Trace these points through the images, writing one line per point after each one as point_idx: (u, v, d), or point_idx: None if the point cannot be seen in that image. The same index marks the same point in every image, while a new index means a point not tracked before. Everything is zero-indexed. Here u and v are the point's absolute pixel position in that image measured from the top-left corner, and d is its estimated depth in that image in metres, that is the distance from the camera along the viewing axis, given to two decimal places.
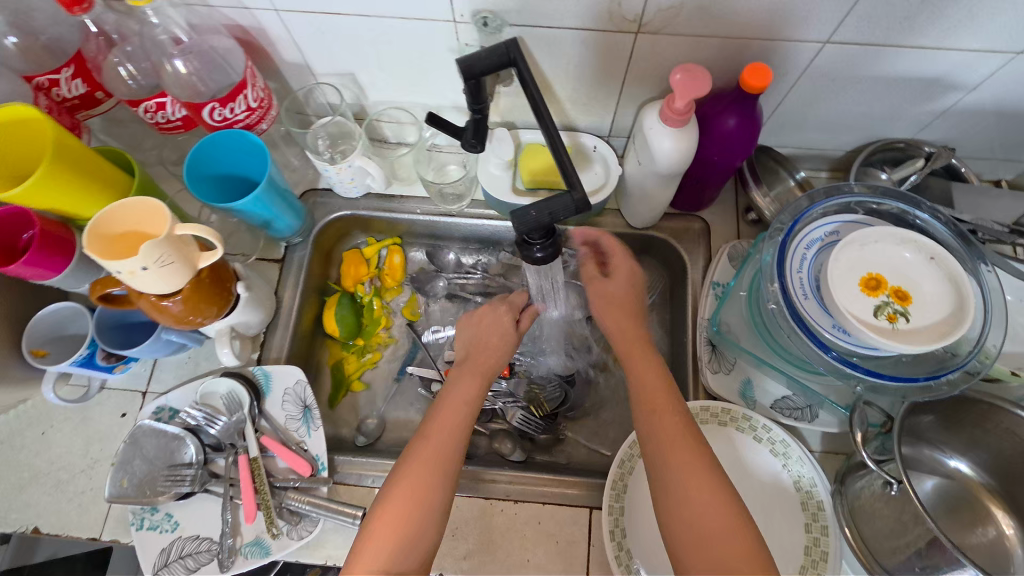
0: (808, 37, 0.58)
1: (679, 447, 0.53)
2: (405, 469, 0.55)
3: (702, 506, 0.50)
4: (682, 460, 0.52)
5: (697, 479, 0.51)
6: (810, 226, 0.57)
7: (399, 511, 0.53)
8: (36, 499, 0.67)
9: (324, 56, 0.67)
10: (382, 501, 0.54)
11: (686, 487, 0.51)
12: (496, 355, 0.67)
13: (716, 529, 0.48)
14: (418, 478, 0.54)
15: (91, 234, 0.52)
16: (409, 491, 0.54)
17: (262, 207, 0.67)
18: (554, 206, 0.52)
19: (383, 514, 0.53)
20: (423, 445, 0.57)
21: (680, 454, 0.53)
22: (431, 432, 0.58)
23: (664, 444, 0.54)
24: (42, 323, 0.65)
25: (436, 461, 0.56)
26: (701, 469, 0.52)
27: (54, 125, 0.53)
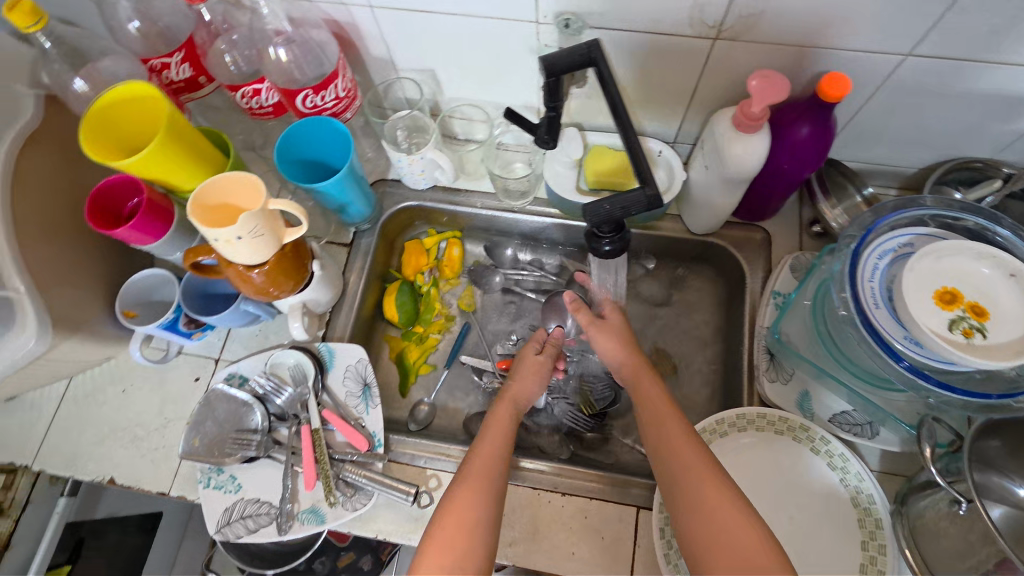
0: (890, 48, 0.58)
1: (691, 472, 0.53)
2: (465, 474, 0.57)
3: (724, 529, 0.49)
4: (699, 485, 0.52)
5: (718, 501, 0.51)
6: (884, 235, 0.57)
7: (461, 509, 0.54)
8: (114, 452, 0.72)
9: (408, 52, 0.71)
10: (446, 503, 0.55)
11: (708, 514, 0.51)
12: (532, 379, 0.69)
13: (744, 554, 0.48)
14: (472, 488, 0.55)
15: (193, 204, 0.56)
16: (470, 494, 0.55)
17: (340, 192, 0.71)
18: (627, 201, 0.54)
19: (448, 514, 0.54)
20: (478, 453, 0.59)
21: (695, 478, 0.53)
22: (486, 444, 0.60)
23: (679, 471, 0.54)
24: (133, 287, 0.69)
25: (488, 467, 0.57)
26: (719, 491, 0.52)
27: (169, 104, 0.57)
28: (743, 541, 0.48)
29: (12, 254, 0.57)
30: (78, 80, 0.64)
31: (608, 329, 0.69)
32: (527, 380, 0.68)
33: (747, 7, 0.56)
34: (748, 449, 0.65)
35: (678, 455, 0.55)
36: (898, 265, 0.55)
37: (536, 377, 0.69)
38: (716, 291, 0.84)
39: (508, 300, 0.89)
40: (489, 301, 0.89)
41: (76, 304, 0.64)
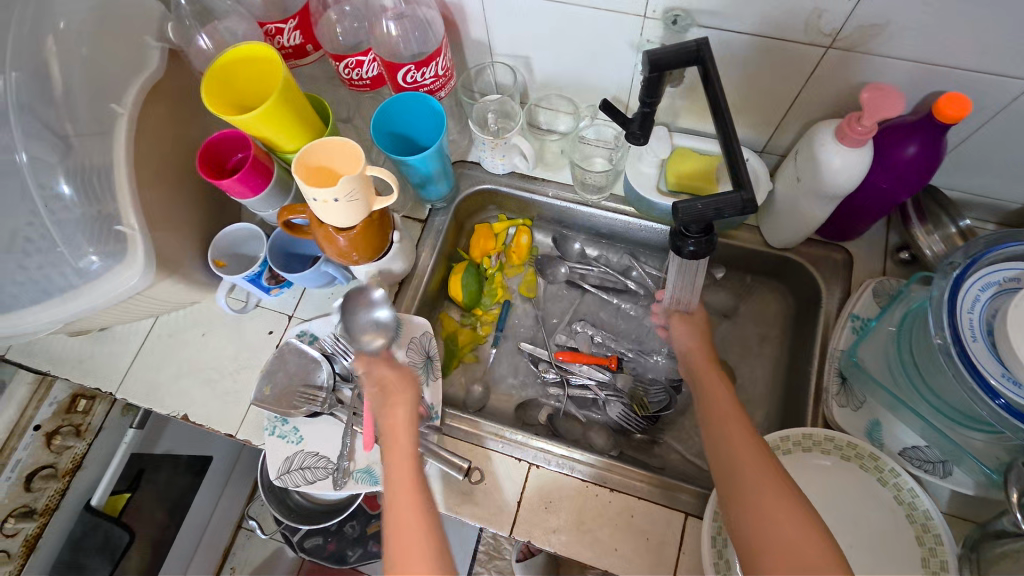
0: (1020, 72, 0.55)
1: (748, 466, 0.54)
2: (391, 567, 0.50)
3: (777, 522, 0.49)
4: (754, 479, 0.53)
5: (774, 495, 0.51)
6: (990, 268, 0.54)
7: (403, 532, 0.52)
8: (190, 390, 0.77)
9: (507, 37, 0.72)
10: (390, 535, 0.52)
11: (763, 508, 0.51)
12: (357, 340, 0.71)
13: (798, 551, 0.48)
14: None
15: (298, 163, 0.59)
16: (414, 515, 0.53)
17: (425, 168, 0.73)
18: (721, 203, 0.53)
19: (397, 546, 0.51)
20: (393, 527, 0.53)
21: (752, 471, 0.53)
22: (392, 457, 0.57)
23: (735, 464, 0.54)
24: (225, 239, 0.73)
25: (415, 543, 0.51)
26: (775, 485, 0.52)
27: (284, 68, 0.60)
28: (796, 538, 0.48)
29: (130, 192, 0.61)
30: (203, 37, 0.72)
31: (690, 323, 0.71)
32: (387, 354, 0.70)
33: (868, 17, 0.54)
34: (812, 471, 0.63)
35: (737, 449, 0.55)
36: (1001, 299, 0.52)
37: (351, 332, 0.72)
38: (786, 308, 0.82)
39: (570, 293, 0.89)
40: (551, 291, 0.90)
41: (175, 247, 0.68)
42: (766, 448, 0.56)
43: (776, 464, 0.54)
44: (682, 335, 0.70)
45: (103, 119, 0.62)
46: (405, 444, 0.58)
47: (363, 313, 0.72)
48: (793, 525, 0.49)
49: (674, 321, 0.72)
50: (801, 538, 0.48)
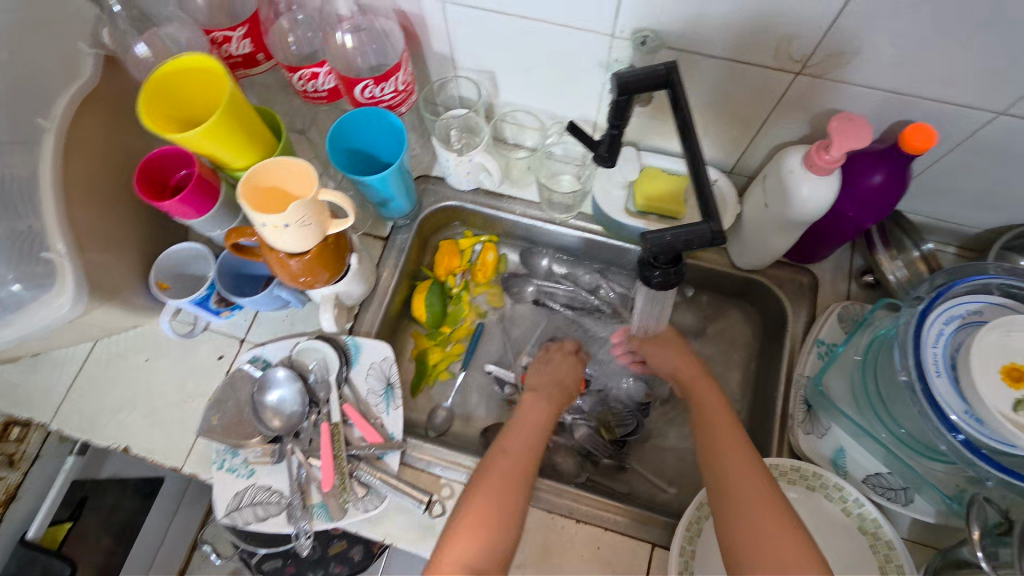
0: (983, 104, 0.55)
1: (745, 482, 0.56)
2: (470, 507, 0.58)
3: (759, 524, 0.53)
4: (747, 497, 0.55)
5: (767, 513, 0.53)
6: (953, 300, 0.54)
7: (483, 498, 0.58)
8: (131, 421, 0.71)
9: (472, 51, 0.69)
10: (470, 492, 0.60)
11: (757, 518, 0.53)
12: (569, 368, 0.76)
13: (781, 557, 0.51)
14: (478, 525, 0.56)
15: (244, 185, 0.55)
16: (504, 482, 0.60)
17: (385, 187, 0.70)
18: (692, 235, 0.51)
19: (470, 508, 0.58)
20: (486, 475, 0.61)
21: (748, 485, 0.56)
22: (508, 438, 0.65)
23: (731, 481, 0.57)
24: (169, 259, 0.69)
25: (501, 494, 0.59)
26: (762, 491, 0.55)
27: (231, 81, 0.56)
28: (782, 546, 0.51)
29: (58, 213, 0.56)
30: (140, 45, 0.65)
31: (667, 343, 0.74)
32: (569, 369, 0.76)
33: (837, 46, 0.54)
34: None
35: (734, 463, 0.58)
36: (963, 334, 0.52)
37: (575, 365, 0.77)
38: (754, 330, 0.81)
39: (538, 312, 0.87)
40: (519, 310, 0.87)
41: (112, 270, 0.63)
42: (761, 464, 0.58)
43: (762, 468, 0.57)
44: (663, 358, 0.73)
45: (28, 133, 0.57)
46: (529, 435, 0.66)
47: (267, 394, 0.69)
48: (787, 542, 0.51)
49: (646, 345, 0.75)
50: (786, 545, 0.51)
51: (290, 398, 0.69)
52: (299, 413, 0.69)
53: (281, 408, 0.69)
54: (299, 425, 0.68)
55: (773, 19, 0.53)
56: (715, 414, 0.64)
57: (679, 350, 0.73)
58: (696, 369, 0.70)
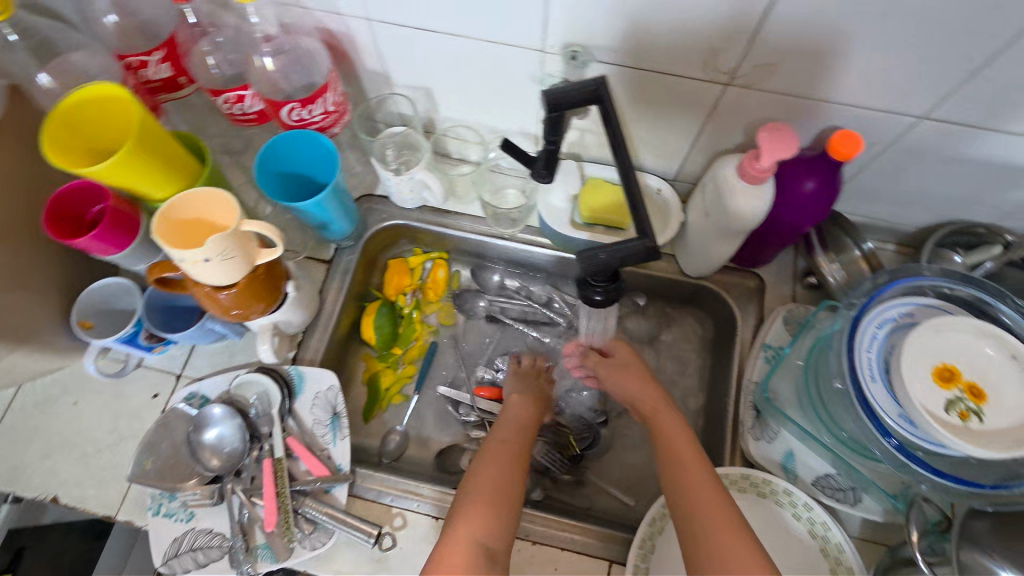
0: (905, 109, 0.56)
1: (705, 505, 0.54)
2: (477, 487, 0.58)
3: (714, 537, 0.52)
4: (707, 523, 0.53)
5: (727, 538, 0.51)
6: (886, 304, 0.55)
7: (489, 481, 0.58)
8: (60, 468, 0.67)
9: (404, 68, 0.67)
10: (476, 475, 0.59)
11: (713, 530, 0.52)
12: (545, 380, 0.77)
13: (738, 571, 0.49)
14: (487, 501, 0.56)
15: (159, 219, 0.52)
16: (508, 462, 0.61)
17: (321, 210, 0.67)
18: (626, 252, 0.50)
19: (477, 488, 0.58)
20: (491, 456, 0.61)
21: (707, 507, 0.54)
22: (505, 428, 0.66)
23: (689, 505, 0.54)
24: (94, 296, 0.66)
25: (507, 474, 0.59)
26: (716, 503, 0.54)
27: (140, 109, 0.53)
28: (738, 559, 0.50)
29: None
30: (43, 75, 0.61)
31: (624, 367, 0.69)
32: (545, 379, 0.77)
33: (763, 57, 0.54)
34: None
35: (692, 484, 0.56)
36: (897, 336, 0.53)
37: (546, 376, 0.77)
38: (705, 335, 0.82)
39: (491, 328, 0.85)
40: (471, 326, 0.85)
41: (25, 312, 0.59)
42: (719, 484, 0.56)
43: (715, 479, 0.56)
44: (619, 383, 0.68)
45: None
46: (522, 427, 0.66)
47: (204, 431, 0.66)
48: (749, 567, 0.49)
49: (603, 370, 0.70)
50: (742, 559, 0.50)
51: (229, 434, 0.66)
52: (240, 450, 0.66)
53: (220, 446, 0.66)
54: (240, 463, 0.65)
55: (698, 31, 0.53)
56: (672, 434, 0.61)
57: (638, 375, 0.68)
58: (654, 396, 0.66)
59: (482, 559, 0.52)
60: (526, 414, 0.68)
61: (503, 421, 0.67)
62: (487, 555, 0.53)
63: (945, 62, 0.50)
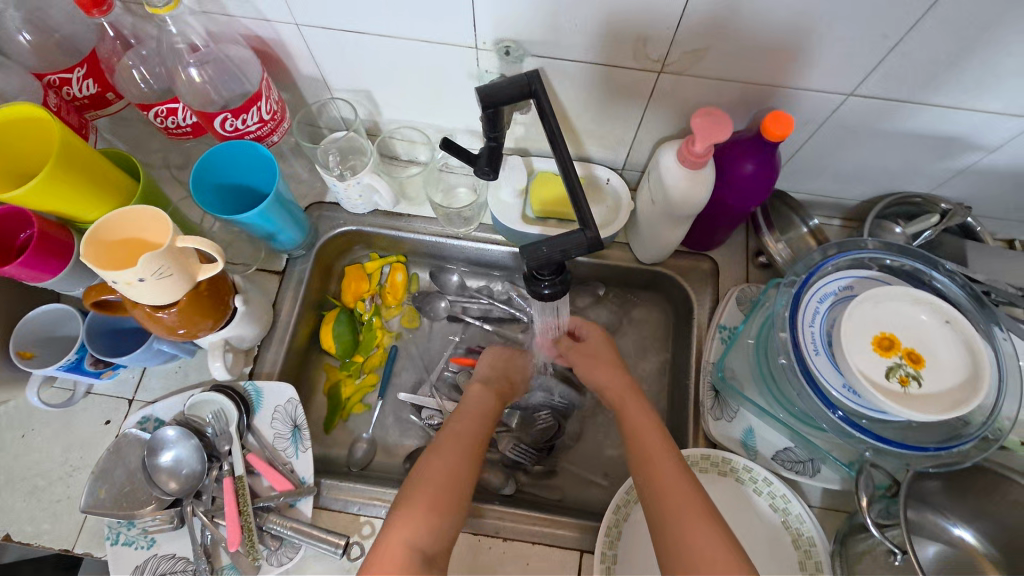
0: (834, 87, 0.57)
1: (676, 495, 0.54)
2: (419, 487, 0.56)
3: (678, 521, 0.52)
4: (677, 512, 0.52)
5: (697, 527, 0.51)
6: (825, 278, 0.56)
7: (433, 480, 0.57)
8: (10, 505, 0.65)
9: (341, 72, 0.66)
10: (419, 475, 0.58)
11: (678, 515, 0.52)
12: (517, 372, 0.75)
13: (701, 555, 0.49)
14: (430, 503, 0.55)
15: (87, 241, 0.50)
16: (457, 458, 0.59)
17: (266, 221, 0.66)
18: (567, 245, 0.50)
19: (418, 490, 0.56)
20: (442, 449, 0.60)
21: (678, 497, 0.53)
22: (461, 420, 0.64)
23: (659, 495, 0.54)
24: (34, 324, 0.64)
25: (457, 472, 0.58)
26: (682, 485, 0.54)
27: (62, 128, 0.52)
28: (701, 543, 0.50)
29: None
30: None
31: (594, 355, 0.70)
32: (516, 370, 0.75)
33: (691, 43, 0.54)
34: None
35: (664, 474, 0.55)
36: (838, 309, 0.54)
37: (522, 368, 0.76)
38: (665, 321, 0.82)
39: (452, 328, 0.85)
40: (434, 328, 0.85)
41: None
42: (690, 474, 0.56)
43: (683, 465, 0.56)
44: (592, 372, 0.69)
45: None
46: (476, 422, 0.64)
47: (159, 455, 0.64)
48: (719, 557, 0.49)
49: (574, 357, 0.72)
50: (708, 542, 0.50)
51: (186, 455, 0.65)
52: (198, 471, 0.65)
53: (176, 469, 0.64)
54: (200, 485, 0.64)
55: (625, 21, 0.53)
56: (642, 424, 0.61)
57: (609, 363, 0.69)
58: (624, 384, 0.66)
59: (416, 565, 0.51)
60: (483, 408, 0.66)
61: (456, 415, 0.65)
62: (424, 559, 0.52)
63: (865, 39, 0.51)
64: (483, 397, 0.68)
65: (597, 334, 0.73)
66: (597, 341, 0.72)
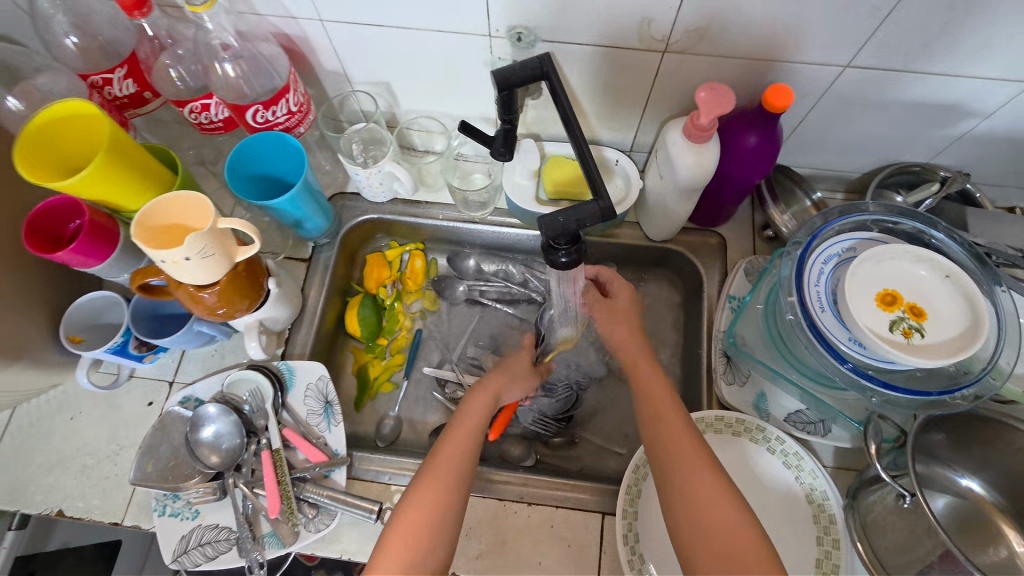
0: (831, 60, 0.60)
1: (679, 447, 0.56)
2: (402, 519, 0.54)
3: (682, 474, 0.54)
4: (686, 467, 0.55)
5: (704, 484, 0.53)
6: (828, 241, 0.59)
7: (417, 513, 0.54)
8: (62, 482, 0.69)
9: (362, 65, 0.70)
10: (405, 504, 0.55)
11: (681, 467, 0.55)
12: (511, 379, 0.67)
13: (703, 506, 0.52)
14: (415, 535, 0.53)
15: (137, 225, 0.54)
16: (445, 483, 0.56)
17: (296, 207, 0.70)
18: (583, 213, 0.53)
19: (401, 526, 0.54)
20: (431, 473, 0.57)
21: (687, 455, 0.56)
22: (456, 435, 0.60)
23: (668, 453, 0.56)
24: (80, 312, 0.68)
25: (444, 501, 0.55)
26: (686, 438, 0.57)
27: (110, 123, 0.56)
28: (704, 495, 0.53)
29: None
30: (11, 98, 0.63)
31: (614, 311, 0.70)
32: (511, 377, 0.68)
33: (692, 22, 0.58)
34: None
35: (673, 431, 0.58)
36: (841, 269, 0.57)
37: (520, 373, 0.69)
38: (677, 296, 0.85)
39: (471, 310, 0.88)
40: (454, 311, 0.88)
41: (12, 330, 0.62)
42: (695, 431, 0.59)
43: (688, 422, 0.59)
44: (610, 329, 0.69)
45: None
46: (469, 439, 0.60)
47: (202, 431, 0.68)
48: (727, 511, 0.52)
49: (596, 308, 0.70)
50: (711, 491, 0.53)
51: (226, 430, 0.69)
52: (238, 445, 0.69)
53: (217, 444, 0.68)
54: (240, 458, 0.68)
55: (629, 4, 0.56)
56: (655, 389, 0.62)
57: (624, 320, 0.69)
58: (638, 342, 0.67)
59: None
60: (465, 436, 0.60)
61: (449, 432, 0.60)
62: None
63: (859, 12, 0.54)
64: (467, 422, 0.61)
65: (625, 292, 0.71)
66: (624, 302, 0.70)
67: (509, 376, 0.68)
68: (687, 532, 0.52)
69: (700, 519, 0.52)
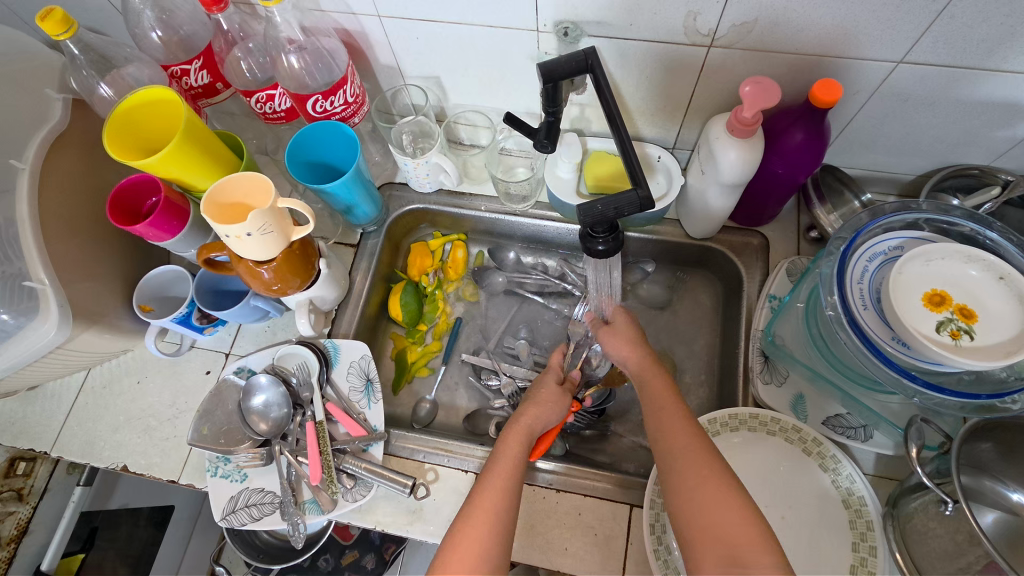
0: (882, 55, 0.60)
1: (672, 437, 0.56)
2: (461, 531, 0.54)
3: (677, 461, 0.54)
4: (683, 459, 0.54)
5: (697, 481, 0.52)
6: (876, 238, 0.58)
7: (473, 535, 0.53)
8: (127, 440, 0.75)
9: (415, 60, 0.74)
10: (458, 524, 0.55)
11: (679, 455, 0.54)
12: (546, 411, 0.66)
13: (697, 496, 0.51)
14: (469, 547, 0.52)
15: (206, 201, 0.59)
16: (486, 505, 0.55)
17: (347, 194, 0.74)
18: (620, 202, 0.53)
19: (459, 544, 0.53)
20: (480, 499, 0.56)
21: (675, 453, 0.55)
22: (499, 466, 0.59)
23: (667, 453, 0.55)
24: (153, 283, 0.74)
25: (497, 518, 0.55)
26: (680, 427, 0.57)
27: (186, 107, 0.61)
28: (704, 487, 0.51)
29: (37, 247, 0.62)
30: (104, 87, 0.70)
31: (617, 333, 0.69)
32: (544, 407, 0.66)
33: (740, 16, 0.58)
34: (728, 451, 0.66)
35: (671, 424, 0.57)
36: (886, 268, 0.56)
37: (558, 404, 0.67)
38: (716, 295, 0.85)
39: (509, 300, 0.90)
40: (492, 301, 0.91)
41: (94, 296, 0.68)
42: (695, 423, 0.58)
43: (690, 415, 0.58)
44: (615, 348, 0.68)
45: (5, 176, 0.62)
46: (512, 464, 0.59)
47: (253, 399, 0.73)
48: (719, 506, 0.50)
49: (601, 334, 0.71)
50: (706, 481, 0.52)
51: (275, 400, 0.73)
52: (283, 417, 0.72)
53: (265, 412, 0.73)
54: (285, 428, 0.72)
55: None
56: (651, 389, 0.62)
57: (628, 340, 0.68)
58: (642, 364, 0.66)
59: None
60: (506, 470, 0.58)
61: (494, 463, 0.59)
62: None
63: (913, 6, 0.53)
64: (508, 458, 0.60)
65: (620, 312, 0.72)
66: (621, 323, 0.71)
67: (541, 407, 0.66)
68: (685, 526, 0.51)
69: (693, 507, 0.51)
